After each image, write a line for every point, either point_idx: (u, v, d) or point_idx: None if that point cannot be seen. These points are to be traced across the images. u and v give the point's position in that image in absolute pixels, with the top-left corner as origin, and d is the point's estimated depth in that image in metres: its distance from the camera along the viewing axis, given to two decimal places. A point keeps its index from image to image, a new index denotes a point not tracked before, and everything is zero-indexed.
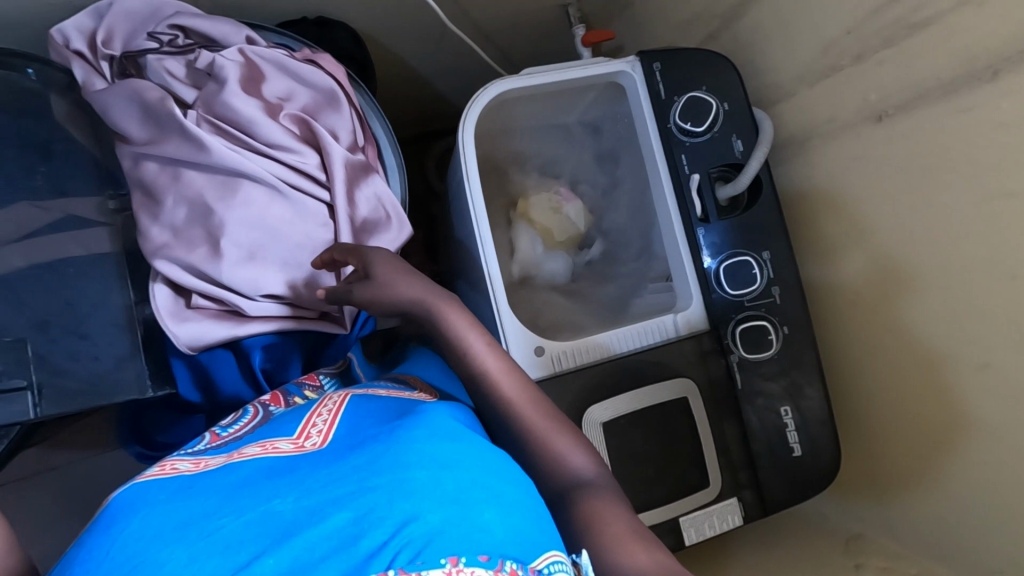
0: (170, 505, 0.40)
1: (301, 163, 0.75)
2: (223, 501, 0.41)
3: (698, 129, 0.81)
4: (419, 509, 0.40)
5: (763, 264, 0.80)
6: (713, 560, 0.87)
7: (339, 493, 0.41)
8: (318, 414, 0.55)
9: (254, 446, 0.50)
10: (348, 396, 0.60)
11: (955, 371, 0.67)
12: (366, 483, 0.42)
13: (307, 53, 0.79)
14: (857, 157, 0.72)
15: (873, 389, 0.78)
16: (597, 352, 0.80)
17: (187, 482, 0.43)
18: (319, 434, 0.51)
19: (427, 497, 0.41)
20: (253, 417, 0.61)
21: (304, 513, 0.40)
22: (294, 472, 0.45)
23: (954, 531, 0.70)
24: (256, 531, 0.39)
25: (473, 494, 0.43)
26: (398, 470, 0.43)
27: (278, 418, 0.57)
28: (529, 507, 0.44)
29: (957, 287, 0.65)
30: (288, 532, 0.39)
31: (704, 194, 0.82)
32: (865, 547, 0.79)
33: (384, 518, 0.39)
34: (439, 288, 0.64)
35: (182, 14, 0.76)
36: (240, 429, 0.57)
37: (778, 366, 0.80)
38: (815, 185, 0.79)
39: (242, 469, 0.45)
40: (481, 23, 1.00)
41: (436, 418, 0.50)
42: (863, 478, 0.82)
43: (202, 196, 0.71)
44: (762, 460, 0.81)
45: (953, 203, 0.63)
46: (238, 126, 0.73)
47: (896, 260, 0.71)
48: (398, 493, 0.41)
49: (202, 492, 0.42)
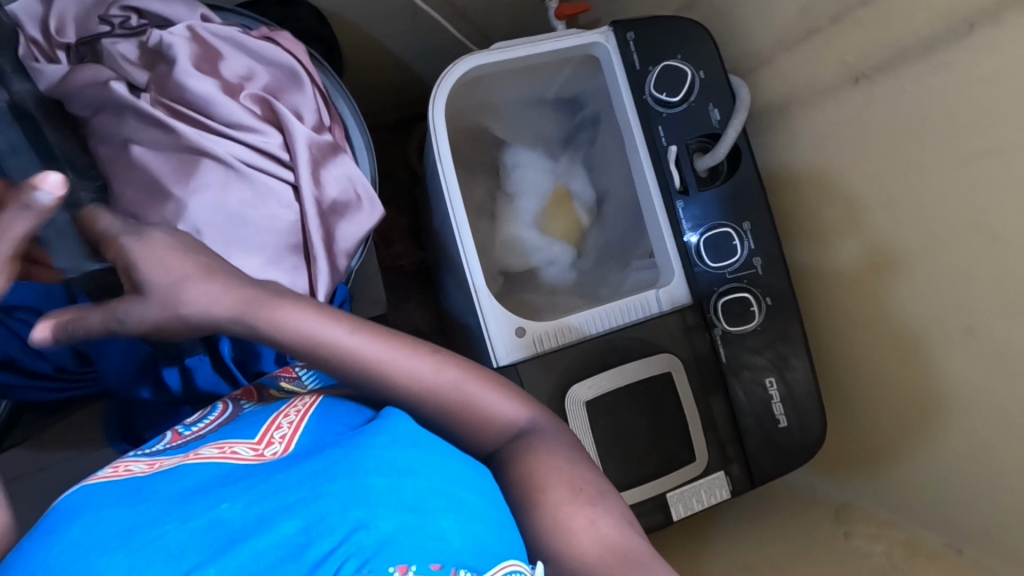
0: (114, 511, 0.40)
1: (263, 144, 0.72)
2: (168, 507, 0.40)
3: (673, 99, 0.78)
4: (371, 516, 0.39)
5: (744, 235, 0.78)
6: (702, 534, 0.87)
7: (290, 500, 0.40)
8: (285, 416, 0.51)
9: (213, 446, 0.47)
10: (322, 395, 0.55)
11: (939, 335, 0.66)
12: (319, 488, 0.41)
13: (264, 31, 0.76)
14: (838, 123, 0.71)
15: (857, 359, 0.77)
16: (572, 335, 0.79)
17: (139, 484, 0.43)
18: (282, 440, 0.48)
19: (383, 505, 0.40)
20: (221, 413, 0.60)
21: (253, 521, 0.39)
22: (247, 475, 0.44)
23: (943, 497, 0.70)
24: (198, 542, 0.38)
25: (433, 502, 0.42)
26: (357, 476, 0.42)
27: (246, 415, 0.56)
28: (493, 516, 0.45)
29: (942, 254, 0.64)
30: (234, 539, 0.38)
31: (683, 166, 0.80)
32: (854, 515, 0.79)
33: (333, 526, 0.39)
34: (252, 290, 0.51)
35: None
36: (204, 428, 0.56)
37: (762, 339, 0.79)
38: (794, 152, 0.78)
39: (196, 474, 0.43)
40: None
41: (400, 422, 0.47)
42: (850, 446, 0.81)
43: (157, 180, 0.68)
44: (750, 434, 0.80)
45: (933, 166, 0.62)
46: (194, 104, 0.70)
47: (878, 225, 0.69)
48: (354, 500, 0.40)
49: (148, 497, 0.41)
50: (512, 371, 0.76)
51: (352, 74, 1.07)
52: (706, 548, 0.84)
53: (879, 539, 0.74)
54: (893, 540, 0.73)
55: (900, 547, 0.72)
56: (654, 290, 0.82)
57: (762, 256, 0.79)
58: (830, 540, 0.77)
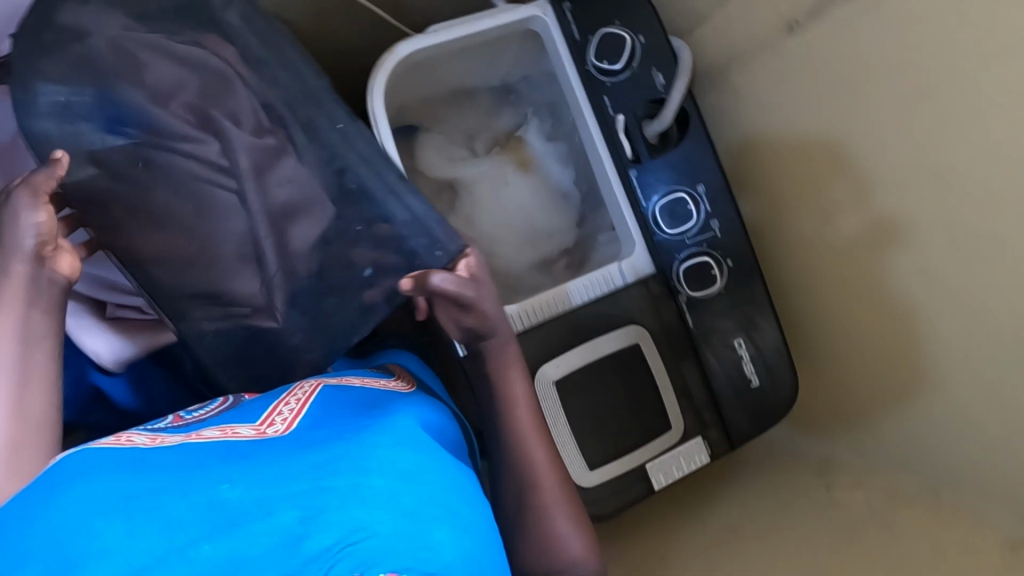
0: (117, 475, 0.36)
1: (202, 153, 0.63)
2: (172, 478, 0.38)
3: (615, 67, 0.77)
4: (374, 520, 0.38)
5: (700, 199, 0.77)
6: (687, 499, 0.87)
7: (295, 489, 0.38)
8: (285, 404, 0.54)
9: (215, 429, 0.47)
10: (321, 385, 0.59)
11: (900, 282, 0.66)
12: (322, 483, 0.40)
13: None
14: (779, 75, 0.70)
15: (823, 312, 0.77)
16: (559, 303, 0.79)
17: (140, 455, 0.40)
18: (284, 422, 0.50)
19: (384, 509, 0.39)
20: (221, 403, 0.57)
21: (253, 503, 0.37)
22: (253, 458, 0.41)
23: (918, 441, 0.70)
24: (196, 520, 0.35)
25: (429, 510, 0.42)
26: (358, 474, 0.41)
27: (248, 403, 0.55)
28: (478, 526, 0.45)
29: (895, 194, 0.63)
30: (237, 519, 0.36)
31: (632, 134, 0.78)
32: (834, 467, 0.79)
33: (334, 523, 0.37)
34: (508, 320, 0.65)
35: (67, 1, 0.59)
36: (206, 413, 0.53)
37: (727, 301, 0.79)
38: (738, 109, 0.76)
39: (197, 450, 0.41)
40: None
41: (403, 428, 0.50)
42: (824, 401, 0.82)
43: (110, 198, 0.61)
44: (724, 397, 0.80)
45: (876, 108, 0.62)
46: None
47: (830, 175, 0.69)
48: (354, 499, 0.39)
49: (151, 466, 0.38)
50: None
51: None
52: (691, 514, 0.84)
53: (860, 488, 0.75)
54: (872, 488, 0.74)
55: (879, 494, 0.73)
56: (616, 263, 0.81)
57: (719, 219, 0.78)
58: (812, 493, 0.78)
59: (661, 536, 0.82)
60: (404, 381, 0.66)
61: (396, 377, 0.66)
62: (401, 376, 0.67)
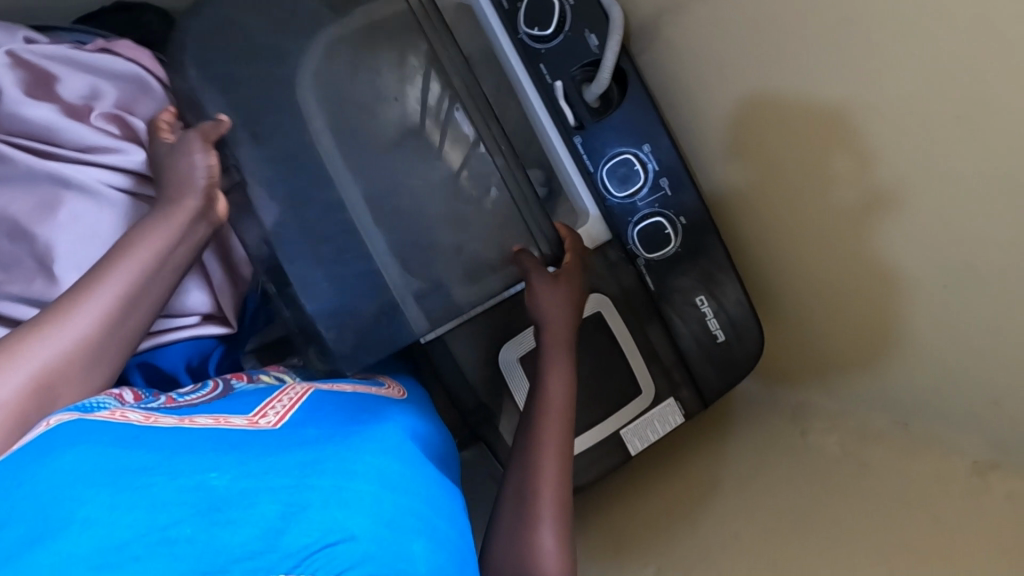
0: (110, 452, 0.38)
1: (125, 162, 0.63)
2: (160, 460, 0.39)
3: (547, 33, 0.74)
4: (354, 525, 0.40)
5: (647, 158, 0.76)
6: (667, 463, 0.87)
7: (279, 483, 0.40)
8: (278, 400, 0.55)
9: (208, 417, 0.48)
10: (313, 389, 0.60)
11: (846, 219, 0.66)
12: (307, 480, 0.41)
13: (98, 42, 0.68)
14: (708, 23, 0.69)
15: (780, 260, 0.76)
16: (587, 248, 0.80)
17: (135, 436, 0.41)
18: (275, 415, 0.51)
19: (365, 515, 0.41)
20: (212, 390, 0.59)
21: (236, 491, 0.38)
22: (241, 450, 0.43)
23: (884, 376, 0.71)
24: (181, 501, 0.36)
25: (407, 522, 0.44)
26: (340, 477, 0.43)
27: (238, 395, 0.57)
28: (446, 538, 0.47)
29: (833, 130, 0.63)
30: (221, 505, 0.37)
31: (572, 100, 0.77)
32: (810, 413, 0.79)
33: (313, 524, 0.38)
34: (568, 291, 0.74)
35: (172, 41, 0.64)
36: (196, 397, 0.56)
37: (684, 260, 0.78)
38: (671, 63, 0.74)
39: (185, 437, 0.43)
40: None
41: (386, 439, 0.53)
42: (792, 349, 0.81)
43: (17, 218, 0.59)
44: (692, 355, 0.81)
45: (805, 45, 0.61)
46: (35, 137, 0.61)
47: (770, 120, 0.68)
48: (336, 500, 0.41)
49: (141, 447, 0.40)
50: (440, 345, 0.76)
51: None
52: (673, 475, 0.84)
53: (834, 430, 0.75)
54: (846, 429, 0.74)
55: (853, 433, 0.73)
56: None
57: (669, 176, 0.76)
58: (788, 440, 0.78)
59: (643, 500, 0.82)
60: (394, 389, 0.70)
61: (388, 385, 0.70)
62: (393, 387, 0.71)
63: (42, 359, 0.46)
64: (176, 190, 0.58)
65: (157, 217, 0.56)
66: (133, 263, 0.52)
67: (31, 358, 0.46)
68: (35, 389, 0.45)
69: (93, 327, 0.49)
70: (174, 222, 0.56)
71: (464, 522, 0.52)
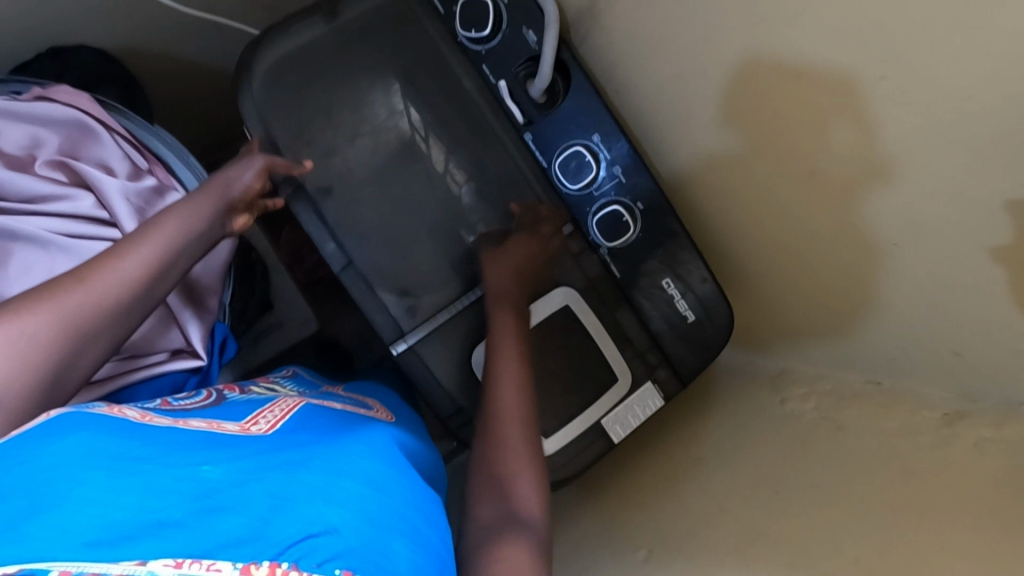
0: (106, 440, 0.40)
1: (74, 209, 0.64)
2: (154, 453, 0.41)
3: (484, 34, 0.74)
4: (339, 522, 0.40)
5: (598, 147, 0.77)
6: (653, 445, 0.88)
7: (266, 475, 0.42)
8: (270, 410, 0.58)
9: (201, 420, 0.51)
10: (303, 402, 0.62)
11: (804, 184, 0.66)
12: (293, 475, 0.43)
13: (36, 91, 0.67)
14: (644, 6, 0.68)
15: (748, 233, 0.77)
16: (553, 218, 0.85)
17: (132, 430, 0.43)
18: (266, 422, 0.54)
19: (348, 510, 0.42)
20: (206, 398, 0.62)
21: (225, 482, 0.40)
22: (232, 450, 0.45)
23: (856, 336, 0.72)
24: (173, 489, 0.38)
25: (390, 522, 0.44)
26: (327, 474, 0.45)
27: (231, 404, 0.59)
28: (430, 538, 0.47)
29: (776, 100, 0.63)
30: (208, 492, 0.39)
31: (518, 97, 0.77)
32: (789, 380, 0.80)
33: (298, 516, 0.39)
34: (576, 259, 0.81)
35: (241, 78, 0.72)
36: (190, 402, 0.58)
37: (646, 243, 0.79)
38: (618, 51, 0.74)
39: (180, 435, 0.45)
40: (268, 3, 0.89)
41: (375, 442, 0.55)
42: (766, 318, 0.82)
43: None
44: (664, 336, 0.83)
45: (738, 19, 0.61)
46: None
47: (718, 95, 0.67)
48: (321, 495, 0.42)
49: (137, 440, 0.42)
50: (412, 354, 0.77)
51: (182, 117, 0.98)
52: (658, 457, 0.85)
53: (812, 395, 0.76)
54: (824, 392, 0.75)
55: (832, 397, 0.73)
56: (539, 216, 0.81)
57: (622, 163, 0.77)
58: (767, 408, 0.79)
59: (633, 484, 0.83)
60: (383, 413, 0.72)
61: (376, 408, 0.72)
62: (381, 409, 0.72)
63: (79, 305, 0.47)
64: (217, 179, 0.62)
65: (199, 195, 0.59)
66: (162, 238, 0.54)
67: (65, 302, 0.47)
68: (64, 328, 0.46)
69: (121, 286, 0.50)
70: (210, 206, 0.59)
71: (448, 526, 0.52)
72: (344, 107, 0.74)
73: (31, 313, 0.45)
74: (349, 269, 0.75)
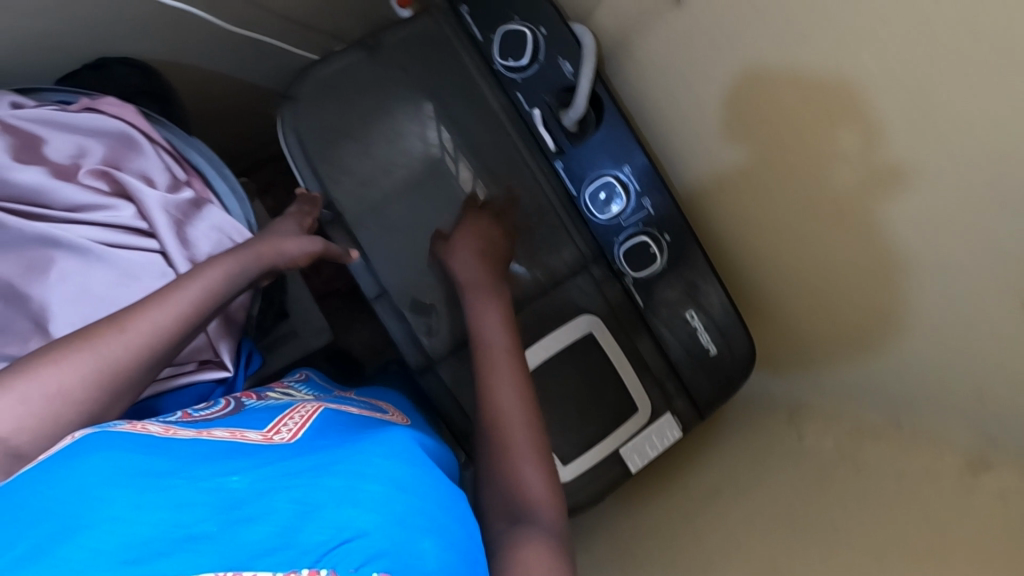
0: (132, 456, 0.40)
1: (114, 218, 0.65)
2: (179, 467, 0.41)
3: (522, 63, 0.76)
4: (369, 524, 0.41)
5: (628, 179, 0.78)
6: (669, 475, 0.88)
7: (288, 483, 0.42)
8: (291, 417, 0.59)
9: (224, 430, 0.52)
10: (322, 407, 0.63)
11: (834, 222, 0.67)
12: (319, 481, 0.43)
13: (83, 102, 0.69)
14: (679, 44, 0.69)
15: (778, 267, 0.77)
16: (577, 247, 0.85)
17: (155, 445, 0.44)
18: (289, 430, 0.55)
19: (376, 512, 0.42)
20: (225, 407, 0.62)
21: (255, 493, 0.41)
22: (255, 460, 0.46)
23: (877, 375, 0.72)
24: (202, 503, 0.39)
25: (418, 519, 0.45)
26: (351, 477, 0.45)
27: (249, 412, 0.60)
28: (460, 535, 0.48)
29: (811, 141, 0.64)
30: (237, 503, 0.39)
31: (551, 126, 0.78)
32: (805, 414, 0.80)
33: (330, 518, 0.40)
34: (600, 290, 0.82)
35: (283, 106, 0.74)
36: (211, 412, 0.59)
37: (671, 274, 0.81)
38: (653, 85, 0.75)
39: (204, 448, 0.46)
40: (304, 19, 0.90)
41: (397, 441, 0.55)
42: (788, 351, 0.83)
43: (8, 284, 0.59)
44: (683, 366, 0.83)
45: (774, 63, 0.62)
46: (23, 200, 0.62)
47: (750, 132, 0.69)
48: (349, 499, 0.42)
49: (160, 455, 0.42)
50: (433, 375, 0.77)
51: (214, 127, 0.99)
52: (673, 488, 0.85)
53: (829, 432, 0.75)
54: (841, 430, 0.74)
55: (847, 435, 0.73)
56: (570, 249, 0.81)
57: (651, 196, 0.79)
58: (785, 444, 0.79)
59: (648, 514, 0.83)
60: (398, 416, 0.73)
61: (392, 412, 0.73)
62: (395, 413, 0.73)
63: (112, 353, 0.48)
64: (265, 245, 0.64)
65: (246, 255, 0.61)
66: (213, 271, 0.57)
67: (100, 355, 0.48)
68: (95, 383, 0.47)
69: (162, 316, 0.52)
70: (251, 271, 0.61)
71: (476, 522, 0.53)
72: (383, 134, 0.75)
73: (65, 369, 0.46)
74: (381, 297, 0.76)
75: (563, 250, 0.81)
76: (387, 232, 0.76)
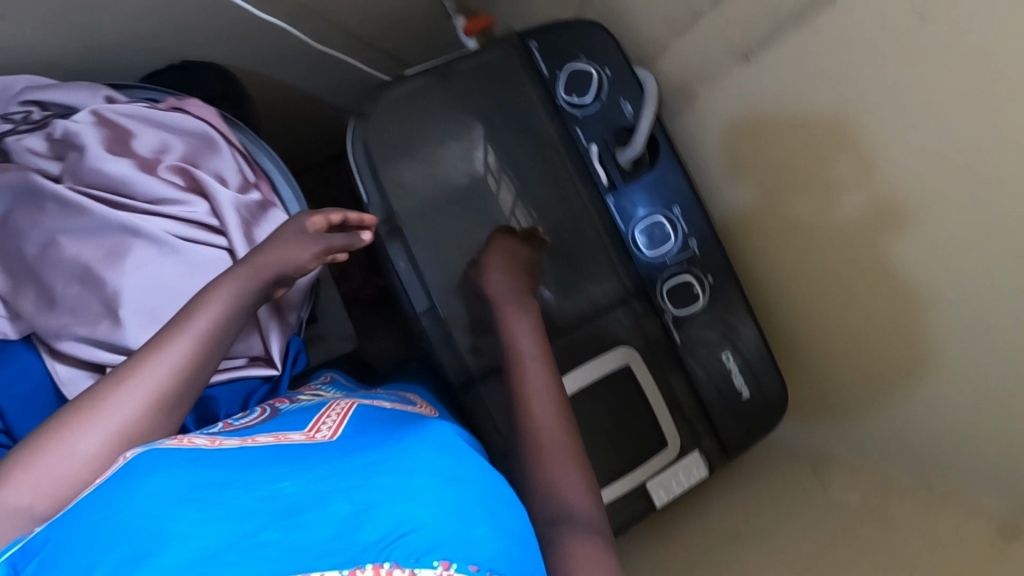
0: (186, 471, 0.41)
1: (189, 213, 0.68)
2: (233, 476, 0.42)
3: (585, 100, 0.80)
4: (423, 517, 0.43)
5: (677, 220, 0.81)
6: (691, 515, 0.88)
7: (340, 485, 0.43)
8: (328, 415, 0.60)
9: (267, 434, 0.52)
10: (355, 404, 0.64)
11: (881, 279, 0.69)
12: (369, 480, 0.45)
13: (171, 102, 0.73)
14: (743, 96, 0.72)
15: (818, 317, 0.79)
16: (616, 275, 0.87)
17: (203, 456, 0.44)
18: (329, 427, 0.56)
19: (428, 504, 0.44)
20: (261, 414, 0.64)
21: (311, 496, 0.42)
22: (305, 462, 0.46)
23: (908, 435, 0.73)
24: (258, 511, 0.40)
25: (471, 508, 0.46)
26: (401, 472, 0.46)
27: (285, 416, 0.62)
28: (513, 520, 0.49)
29: (867, 200, 0.66)
30: (294, 510, 0.40)
31: (606, 163, 0.81)
32: (830, 467, 0.81)
33: (386, 516, 0.42)
34: (639, 323, 0.83)
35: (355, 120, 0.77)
36: (250, 421, 0.61)
37: (710, 315, 0.83)
38: (711, 132, 0.78)
39: (253, 453, 0.47)
40: (371, 40, 0.94)
41: (440, 432, 0.56)
42: (819, 401, 0.84)
43: (88, 266, 0.62)
44: (714, 407, 0.84)
45: (837, 123, 0.65)
46: (109, 189, 0.65)
47: (803, 186, 0.71)
48: (398, 495, 0.44)
49: (211, 465, 0.43)
50: (472, 394, 0.79)
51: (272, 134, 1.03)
52: (696, 529, 0.85)
53: (856, 487, 0.76)
54: (868, 486, 0.75)
55: (874, 491, 0.74)
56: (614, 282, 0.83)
57: (697, 237, 0.82)
58: (813, 497, 0.79)
59: (671, 553, 0.84)
60: (426, 408, 0.73)
61: (420, 403, 0.73)
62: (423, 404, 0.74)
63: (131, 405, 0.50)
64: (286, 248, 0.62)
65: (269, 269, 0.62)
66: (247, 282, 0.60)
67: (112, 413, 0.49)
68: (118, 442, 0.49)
69: (186, 353, 0.54)
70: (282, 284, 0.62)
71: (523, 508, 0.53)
72: (447, 155, 0.78)
73: (88, 433, 0.48)
74: (430, 311, 0.78)
75: (606, 283, 0.83)
76: (440, 249, 0.79)
